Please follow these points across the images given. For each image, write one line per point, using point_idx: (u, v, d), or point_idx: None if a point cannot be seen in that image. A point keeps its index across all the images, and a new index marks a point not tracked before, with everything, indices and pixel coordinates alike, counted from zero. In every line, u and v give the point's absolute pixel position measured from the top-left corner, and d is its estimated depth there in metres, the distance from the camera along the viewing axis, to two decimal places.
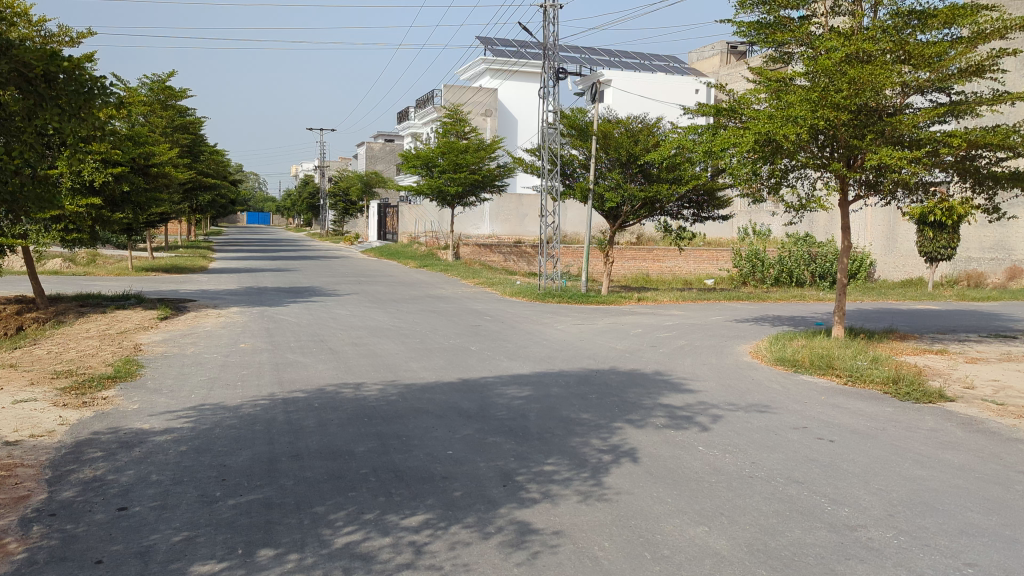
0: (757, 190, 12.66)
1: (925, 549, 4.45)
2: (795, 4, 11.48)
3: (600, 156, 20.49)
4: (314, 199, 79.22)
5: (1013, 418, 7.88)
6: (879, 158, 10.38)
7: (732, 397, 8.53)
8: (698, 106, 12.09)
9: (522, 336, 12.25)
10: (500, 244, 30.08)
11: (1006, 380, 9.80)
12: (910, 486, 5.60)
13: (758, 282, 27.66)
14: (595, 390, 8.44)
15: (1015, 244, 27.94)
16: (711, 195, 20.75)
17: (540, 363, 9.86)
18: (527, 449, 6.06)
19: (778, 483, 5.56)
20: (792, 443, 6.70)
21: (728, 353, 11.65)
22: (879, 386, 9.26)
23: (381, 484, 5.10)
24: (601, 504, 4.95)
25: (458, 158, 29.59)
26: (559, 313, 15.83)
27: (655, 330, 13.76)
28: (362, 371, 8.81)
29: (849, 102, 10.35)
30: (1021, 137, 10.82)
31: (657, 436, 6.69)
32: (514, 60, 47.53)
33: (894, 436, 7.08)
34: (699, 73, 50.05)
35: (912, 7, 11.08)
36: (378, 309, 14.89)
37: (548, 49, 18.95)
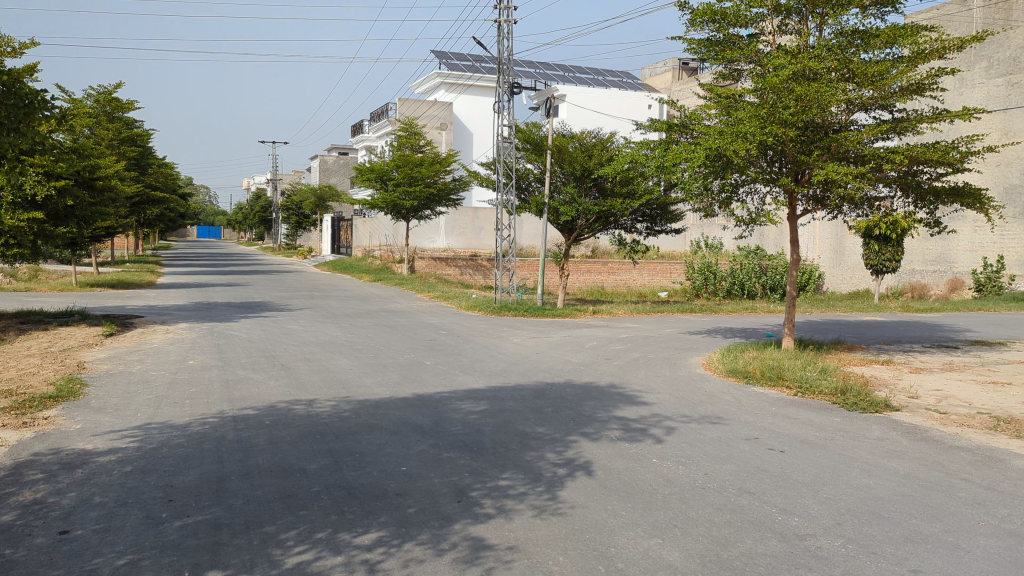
0: (708, 205, 12.84)
1: (871, 556, 4.54)
2: (744, 21, 11.72)
3: (555, 171, 20.61)
4: (267, 213, 78.25)
5: (955, 427, 8.10)
6: (827, 173, 10.63)
7: (685, 409, 8.62)
8: (650, 122, 12.26)
9: (477, 350, 12.23)
10: (456, 258, 30.10)
11: (948, 390, 10.08)
12: (858, 495, 5.71)
13: (710, 295, 28.12)
14: (550, 403, 8.46)
15: (956, 257, 28.81)
16: (664, 209, 21.01)
17: (495, 377, 9.86)
18: (482, 464, 6.04)
19: (730, 494, 5.63)
20: (744, 453, 6.79)
21: (681, 365, 11.76)
22: (827, 397, 9.45)
23: (333, 502, 5.03)
24: (556, 518, 4.95)
25: (413, 172, 29.48)
26: (514, 326, 15.84)
27: (609, 343, 13.85)
28: (315, 387, 8.71)
29: (796, 118, 10.62)
30: (960, 154, 11.20)
31: (611, 449, 6.73)
32: (469, 75, 47.65)
33: (842, 446, 7.22)
34: (651, 88, 50.78)
35: (856, 27, 11.39)
36: (332, 324, 14.72)
37: (502, 64, 19.02)
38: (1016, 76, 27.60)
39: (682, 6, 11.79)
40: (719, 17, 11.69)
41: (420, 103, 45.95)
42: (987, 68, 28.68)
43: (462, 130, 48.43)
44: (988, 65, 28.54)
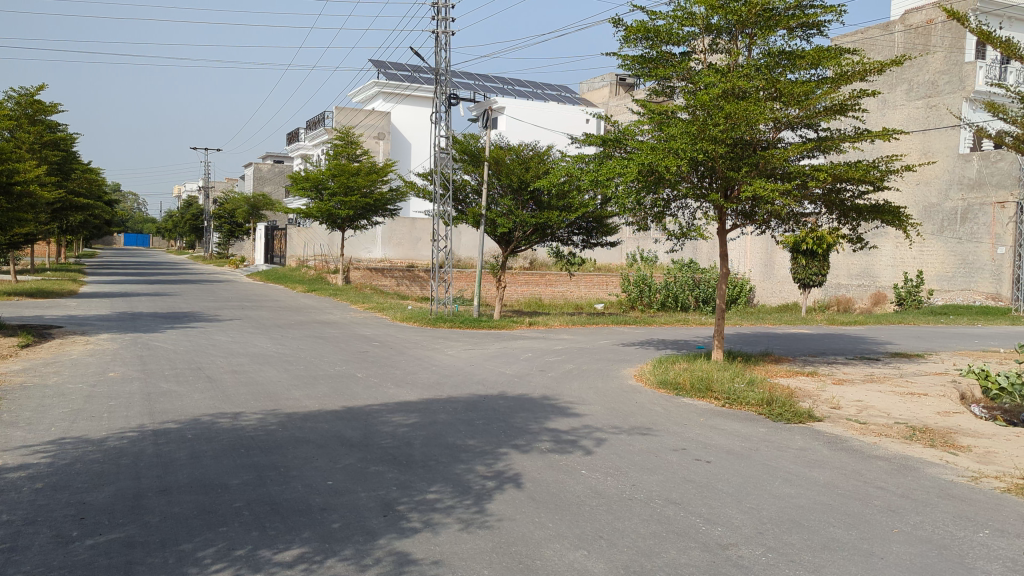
0: (641, 219, 13.01)
1: (790, 565, 4.64)
2: (677, 40, 11.98)
3: (492, 183, 20.63)
4: (198, 220, 76.49)
5: (874, 437, 8.37)
6: (755, 190, 10.91)
7: (615, 420, 8.70)
8: (585, 135, 12.38)
9: (411, 361, 12.15)
10: (392, 269, 29.88)
11: (870, 400, 10.40)
12: (779, 504, 5.84)
13: (645, 307, 28.50)
14: (481, 415, 8.44)
15: (879, 272, 29.92)
16: (600, 222, 21.24)
17: (428, 389, 9.78)
18: (410, 478, 5.99)
19: (656, 504, 5.71)
20: (671, 464, 6.89)
21: (613, 377, 11.87)
22: (754, 408, 9.67)
23: (255, 518, 4.93)
24: (483, 532, 4.94)
25: (349, 181, 29.20)
26: (450, 338, 15.79)
27: (544, 355, 13.89)
28: (241, 400, 8.51)
29: (725, 135, 10.88)
30: (880, 172, 11.64)
31: (541, 461, 6.76)
32: (407, 84, 47.43)
33: (766, 456, 7.39)
34: (588, 103, 51.42)
35: (782, 48, 11.74)
36: (262, 335, 14.42)
37: (440, 75, 19.03)
38: (933, 99, 28.94)
39: (616, 23, 11.99)
40: (652, 34, 11.93)
41: (357, 112, 45.47)
42: (907, 90, 29.94)
43: (400, 139, 48.17)
44: (908, 88, 29.77)
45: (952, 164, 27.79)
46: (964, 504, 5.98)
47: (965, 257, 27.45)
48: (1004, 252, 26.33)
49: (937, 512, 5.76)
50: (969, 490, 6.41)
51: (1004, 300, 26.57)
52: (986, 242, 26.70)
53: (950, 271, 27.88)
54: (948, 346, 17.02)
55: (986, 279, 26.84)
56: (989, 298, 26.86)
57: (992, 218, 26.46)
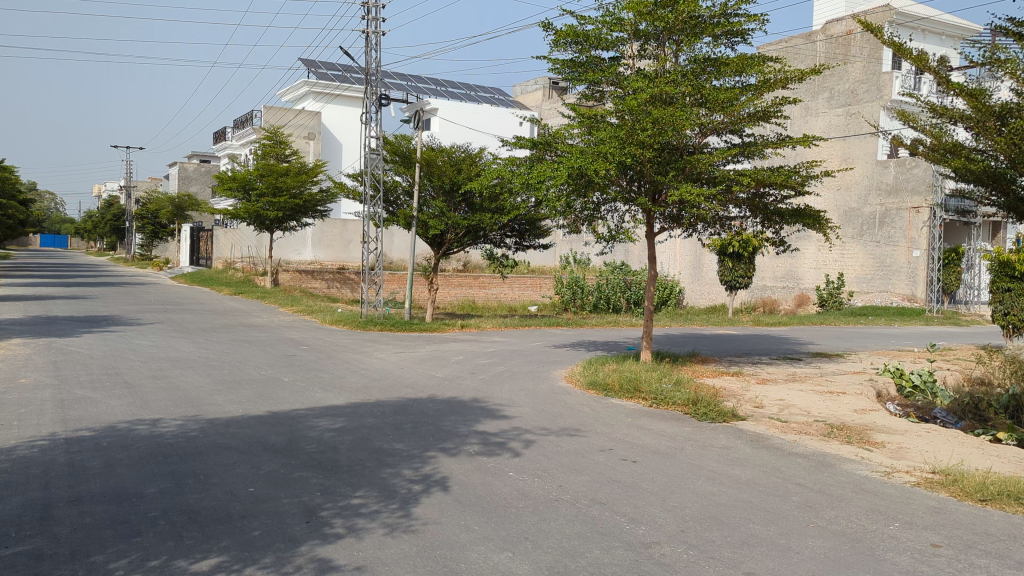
0: (572, 223, 13.10)
1: (711, 561, 4.74)
2: (606, 45, 12.11)
3: (423, 185, 20.49)
4: (120, 220, 74.15)
5: (795, 435, 8.59)
6: (681, 194, 11.10)
7: (544, 422, 8.74)
8: (515, 138, 12.39)
9: (340, 365, 11.97)
10: (322, 271, 29.46)
11: (791, 399, 10.69)
12: (702, 502, 5.96)
13: (578, 309, 28.74)
14: (410, 419, 8.38)
15: (803, 274, 30.89)
16: (532, 224, 21.35)
17: (356, 393, 9.65)
18: (335, 483, 5.91)
19: (581, 505, 5.75)
20: (598, 464, 6.96)
21: (543, 379, 11.95)
22: (680, 408, 9.84)
23: (171, 527, 4.80)
24: (407, 536, 4.91)
25: (278, 181, 28.69)
26: (380, 341, 15.64)
27: (475, 357, 13.87)
28: (161, 406, 8.27)
29: (653, 140, 11.06)
30: (801, 177, 11.98)
31: (468, 464, 6.75)
32: (337, 84, 46.91)
33: (690, 454, 7.53)
34: (521, 106, 51.61)
35: (708, 55, 11.97)
36: (186, 339, 14.02)
37: (371, 75, 18.84)
38: (853, 107, 29.97)
39: (546, 27, 12.08)
40: (581, 39, 12.06)
41: (286, 111, 44.66)
42: (829, 98, 30.97)
43: (331, 140, 47.53)
44: (829, 96, 30.83)
45: (870, 170, 28.82)
46: (877, 498, 6.20)
47: (883, 259, 28.46)
48: (918, 255, 27.43)
49: (851, 506, 5.96)
50: (882, 485, 6.65)
51: (919, 301, 27.47)
52: (902, 245, 27.78)
53: (870, 273, 28.84)
54: (866, 346, 17.64)
55: (902, 280, 27.85)
56: (905, 300, 27.75)
57: (908, 222, 27.56)
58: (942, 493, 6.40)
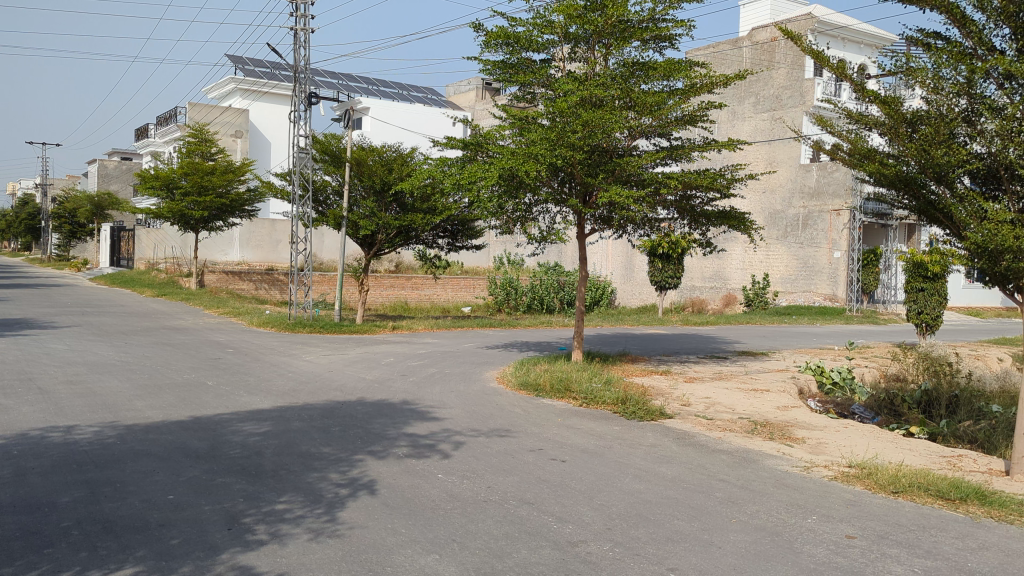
0: (504, 224, 13.10)
1: (635, 558, 4.81)
2: (536, 47, 12.18)
3: (354, 184, 20.24)
4: (35, 219, 71.25)
5: (720, 432, 8.78)
6: (611, 196, 11.23)
7: (474, 423, 8.73)
8: (447, 138, 12.32)
9: (266, 368, 11.75)
10: (250, 272, 28.85)
11: (716, 397, 10.91)
12: (628, 500, 6.04)
13: (511, 309, 28.79)
14: (338, 422, 8.27)
15: (729, 274, 31.67)
16: (465, 225, 21.31)
17: (283, 397, 9.48)
18: (259, 489, 5.79)
19: (510, 505, 5.77)
20: (527, 464, 6.99)
21: (475, 379, 11.95)
22: (609, 407, 9.95)
23: (85, 537, 4.64)
24: (332, 541, 4.84)
25: (203, 180, 28.00)
26: (309, 343, 15.39)
27: (406, 359, 13.75)
28: (77, 412, 7.97)
29: (583, 142, 11.16)
30: (726, 180, 12.24)
31: (397, 466, 6.69)
32: (264, 81, 46.22)
33: (618, 453, 7.63)
34: (454, 106, 51.53)
35: (637, 59, 12.15)
36: (104, 343, 13.54)
37: (299, 73, 18.56)
38: (778, 112, 30.81)
39: (477, 27, 12.08)
40: (512, 41, 12.09)
41: (212, 108, 43.59)
42: (754, 103, 31.78)
43: (259, 138, 46.58)
44: (755, 100, 31.64)
45: (794, 174, 29.74)
46: (796, 492, 6.38)
47: (806, 260, 29.34)
48: (839, 256, 28.33)
49: (772, 501, 6.12)
50: (801, 479, 6.85)
51: (840, 301, 28.28)
52: (824, 245, 28.68)
53: (794, 274, 29.71)
54: (789, 345, 18.18)
55: (824, 281, 28.73)
56: (826, 299, 28.60)
57: (829, 224, 28.48)
58: (858, 486, 6.63)
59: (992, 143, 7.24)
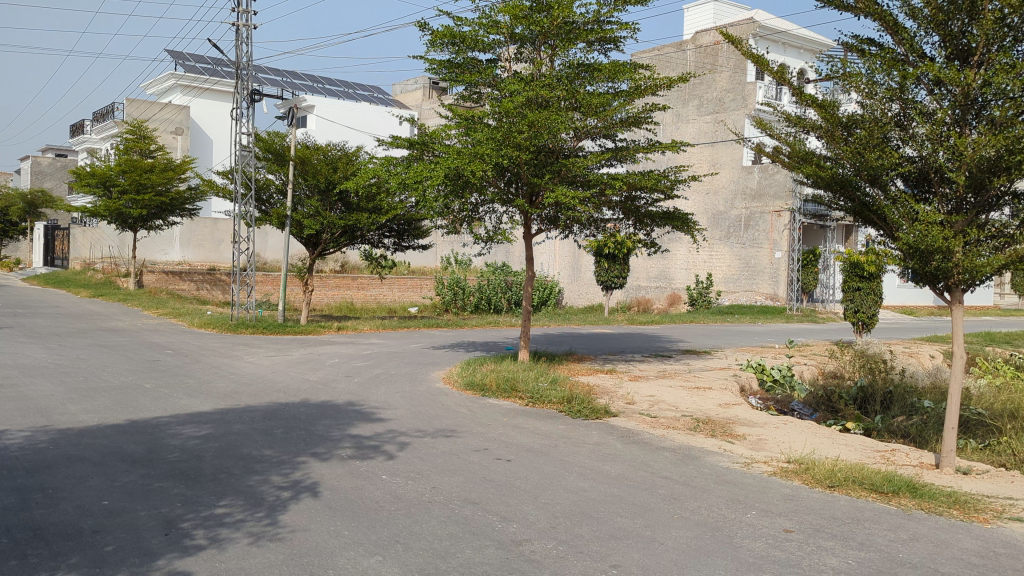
0: (451, 224, 13.04)
1: (578, 555, 4.84)
2: (482, 47, 12.18)
3: (298, 184, 19.98)
4: None
5: (663, 430, 8.90)
6: (557, 196, 11.30)
7: (419, 423, 8.69)
8: (392, 137, 12.25)
9: (207, 370, 11.52)
10: (191, 272, 28.20)
11: (661, 395, 11.05)
12: (573, 498, 6.08)
13: (459, 309, 28.71)
14: (281, 424, 8.16)
15: (674, 274, 32.10)
16: (411, 224, 21.19)
17: (224, 399, 9.30)
18: (198, 493, 5.68)
19: (454, 505, 5.76)
20: (472, 464, 6.98)
21: (421, 380, 11.89)
22: (554, 406, 10.01)
23: (14, 545, 4.49)
24: (274, 544, 4.78)
25: (142, 178, 27.33)
26: (252, 344, 15.13)
27: (351, 359, 13.63)
28: (7, 417, 7.71)
29: (529, 143, 11.19)
30: (670, 182, 12.40)
31: (340, 468, 6.63)
32: (205, 77, 45.33)
33: (563, 452, 7.68)
34: (400, 105, 51.21)
35: (582, 60, 12.23)
36: (37, 345, 13.11)
37: (242, 70, 18.24)
38: (721, 115, 31.38)
39: (423, 26, 12.03)
40: (458, 40, 12.07)
41: (151, 104, 42.56)
42: (698, 106, 32.31)
43: (200, 135, 45.65)
44: (699, 103, 32.17)
45: (736, 175, 30.34)
46: (736, 488, 6.51)
47: (747, 260, 29.92)
48: (780, 256, 28.94)
49: (713, 497, 6.23)
50: (742, 475, 6.98)
51: (780, 300, 28.86)
52: (765, 246, 29.30)
53: (735, 274, 30.27)
54: (731, 344, 18.51)
55: (765, 280, 29.31)
56: (767, 298, 29.17)
57: (770, 225, 29.13)
58: (796, 481, 6.79)
59: (923, 146, 7.47)
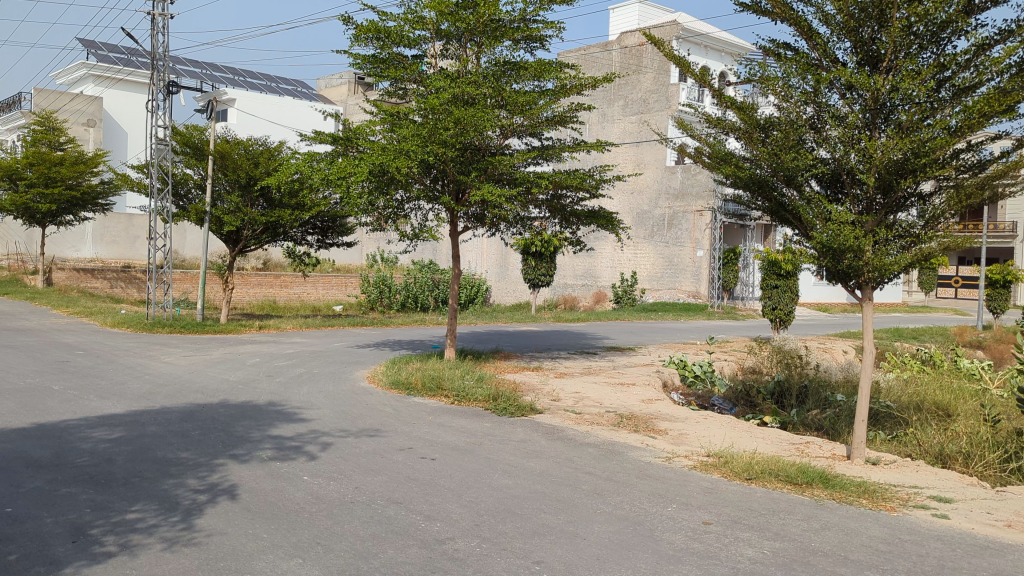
0: (376, 222, 12.87)
1: (502, 553, 4.84)
2: (408, 42, 12.07)
3: (217, 178, 19.45)
4: None
5: (587, 426, 8.98)
6: (483, 194, 11.31)
7: (342, 423, 8.56)
8: (315, 133, 12.03)
9: (120, 371, 11.10)
10: (103, 269, 27.04)
11: (586, 391, 11.16)
12: (497, 495, 6.08)
13: (385, 308, 28.42)
14: (198, 426, 7.92)
15: (599, 272, 32.53)
16: (335, 222, 20.89)
17: (138, 401, 8.98)
18: (109, 498, 5.47)
19: (377, 505, 5.69)
20: (396, 464, 6.91)
21: (345, 379, 11.71)
22: (480, 403, 10.00)
23: None
24: (188, 549, 4.63)
25: (51, 171, 26.20)
26: (169, 344, 14.66)
27: (272, 359, 13.35)
28: None
29: (455, 139, 11.16)
30: (595, 181, 12.53)
31: (260, 470, 6.48)
32: (119, 68, 43.85)
33: (488, 449, 7.67)
34: (325, 100, 50.39)
35: (508, 58, 12.25)
36: None
37: (158, 61, 17.66)
38: (645, 116, 31.88)
39: (346, 21, 11.85)
40: (383, 35, 11.93)
41: (61, 95, 40.73)
42: (623, 106, 32.77)
43: (114, 128, 44.05)
44: (624, 104, 32.63)
45: (660, 175, 30.93)
46: (657, 482, 6.62)
47: (670, 259, 30.49)
48: (702, 255, 29.59)
49: (635, 491, 6.32)
50: (663, 469, 7.11)
51: (702, 297, 29.49)
52: (688, 245, 29.91)
53: (659, 272, 30.82)
54: (655, 340, 18.81)
55: (688, 278, 29.91)
56: (690, 296, 29.77)
57: (692, 224, 29.76)
58: (715, 474, 6.95)
59: (836, 148, 7.70)
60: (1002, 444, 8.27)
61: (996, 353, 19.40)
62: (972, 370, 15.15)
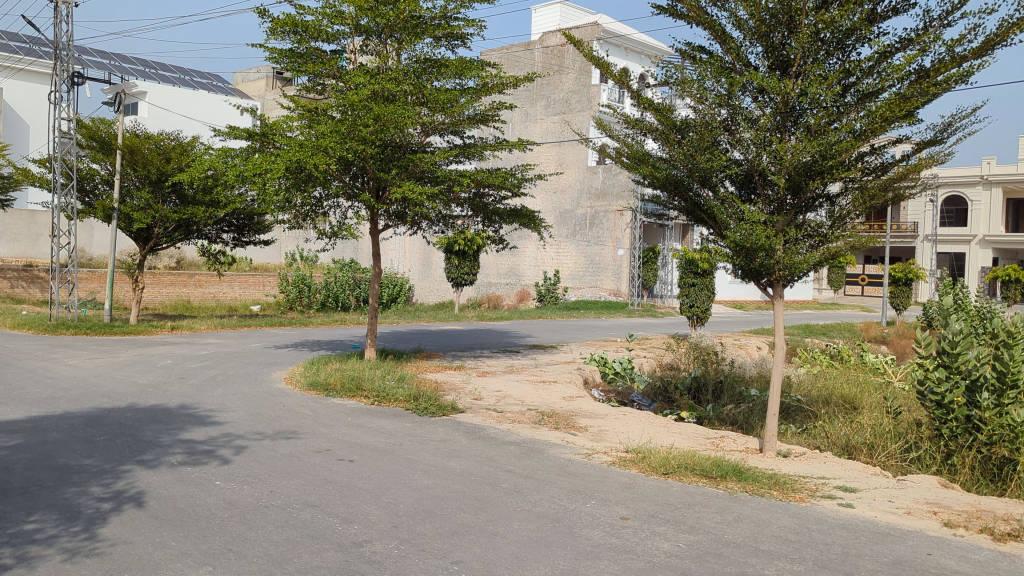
0: (294, 220, 12.59)
1: (420, 554, 4.79)
2: (326, 37, 11.85)
3: (127, 174, 18.71)
4: None
5: (509, 424, 8.97)
6: (404, 191, 11.20)
7: (258, 426, 8.35)
8: (230, 128, 11.69)
9: (20, 375, 10.55)
10: (3, 268, 25.71)
11: (508, 390, 11.17)
12: (416, 496, 6.02)
13: (304, 307, 27.91)
14: (104, 431, 7.59)
15: (523, 271, 32.67)
16: (252, 219, 20.37)
17: (38, 406, 8.55)
18: (4, 508, 5.18)
19: (292, 510, 5.56)
20: (313, 466, 6.78)
21: (261, 381, 11.42)
22: (400, 404, 9.89)
23: None
24: (90, 560, 4.43)
25: None
26: (73, 346, 14.01)
27: (185, 361, 12.91)
28: None
29: (375, 136, 11.00)
30: (516, 179, 12.55)
31: (169, 475, 6.26)
32: (19, 56, 41.90)
33: (408, 450, 7.59)
34: (241, 95, 49.15)
35: (429, 56, 12.17)
36: None
37: (60, 50, 16.87)
38: (567, 116, 32.20)
39: (262, 13, 11.56)
40: (300, 29, 11.67)
41: None
42: (546, 106, 33.02)
43: (16, 120, 42.00)
44: (547, 103, 32.86)
45: (582, 175, 31.30)
46: (576, 479, 6.67)
47: (592, 258, 30.92)
48: (622, 254, 30.09)
49: (553, 489, 6.35)
50: (582, 466, 7.16)
51: (623, 295, 29.97)
52: (609, 244, 30.36)
53: (581, 271, 31.17)
54: (576, 338, 19.00)
55: (609, 277, 30.36)
56: (611, 294, 30.22)
57: (613, 223, 30.20)
58: (633, 470, 7.05)
59: (749, 150, 7.90)
60: (903, 434, 8.62)
61: (898, 348, 20.34)
62: (876, 364, 15.85)
